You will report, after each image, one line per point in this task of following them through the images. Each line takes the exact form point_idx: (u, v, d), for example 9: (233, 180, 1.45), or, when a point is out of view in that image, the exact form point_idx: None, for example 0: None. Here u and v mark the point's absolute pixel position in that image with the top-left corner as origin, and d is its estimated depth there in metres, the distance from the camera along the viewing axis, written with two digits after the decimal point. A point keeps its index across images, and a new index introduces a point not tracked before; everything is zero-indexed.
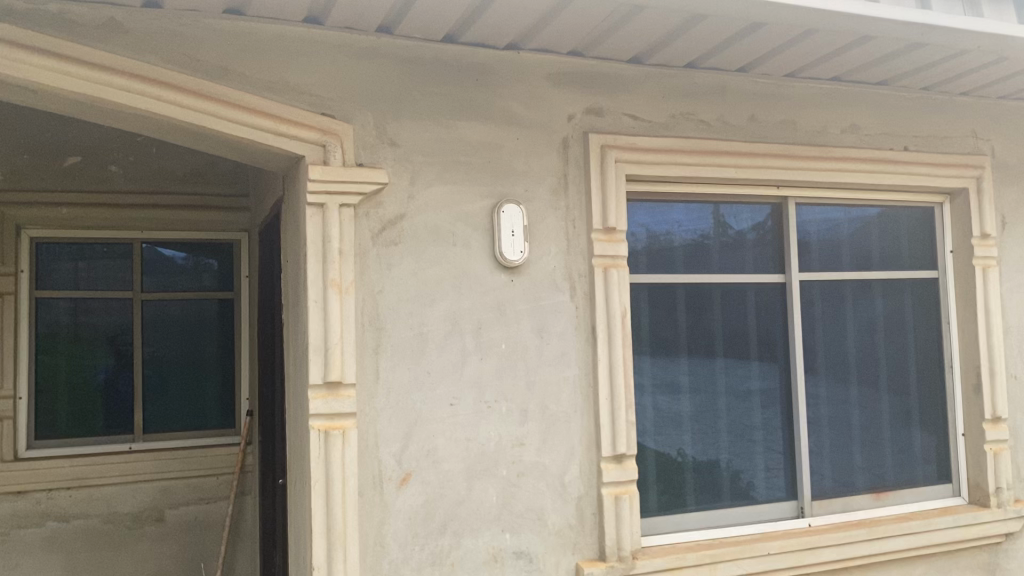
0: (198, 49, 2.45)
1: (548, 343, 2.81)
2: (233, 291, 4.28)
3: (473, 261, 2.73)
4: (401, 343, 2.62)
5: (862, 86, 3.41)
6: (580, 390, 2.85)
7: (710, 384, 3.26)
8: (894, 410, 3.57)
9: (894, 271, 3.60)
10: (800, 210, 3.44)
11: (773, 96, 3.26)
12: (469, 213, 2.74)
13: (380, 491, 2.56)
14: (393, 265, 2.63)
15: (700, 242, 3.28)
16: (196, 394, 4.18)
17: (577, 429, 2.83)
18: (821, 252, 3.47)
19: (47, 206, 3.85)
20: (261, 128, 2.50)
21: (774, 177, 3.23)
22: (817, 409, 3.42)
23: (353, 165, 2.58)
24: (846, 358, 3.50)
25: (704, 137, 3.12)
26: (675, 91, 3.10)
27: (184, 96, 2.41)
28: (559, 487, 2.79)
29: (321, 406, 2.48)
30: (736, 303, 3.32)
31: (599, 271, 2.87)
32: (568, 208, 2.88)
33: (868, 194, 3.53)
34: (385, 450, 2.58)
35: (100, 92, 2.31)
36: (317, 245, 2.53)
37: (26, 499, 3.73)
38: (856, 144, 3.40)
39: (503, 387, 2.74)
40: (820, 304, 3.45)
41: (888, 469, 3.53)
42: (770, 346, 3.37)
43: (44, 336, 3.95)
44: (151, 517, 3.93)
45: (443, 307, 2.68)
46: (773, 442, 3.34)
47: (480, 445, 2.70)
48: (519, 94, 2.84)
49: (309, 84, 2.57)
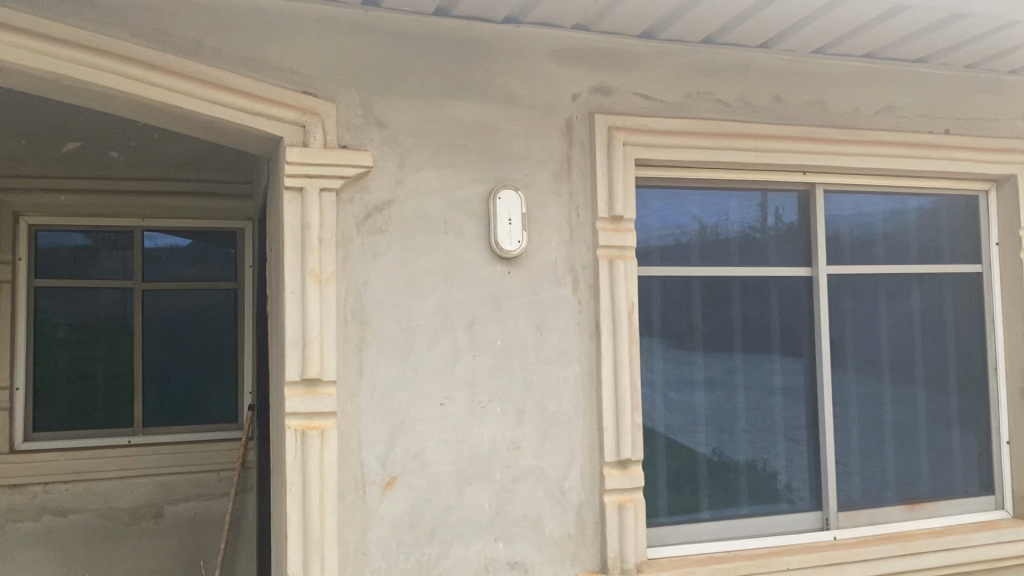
0: (169, 24, 2.30)
1: (547, 340, 2.62)
2: (238, 281, 4.17)
3: (467, 251, 2.55)
4: (387, 338, 2.45)
5: (900, 64, 3.13)
6: (582, 390, 2.65)
7: (728, 380, 3.04)
8: (933, 415, 3.31)
9: (933, 265, 3.33)
10: (829, 199, 3.19)
11: (801, 74, 3.01)
12: (462, 200, 2.56)
13: (362, 495, 2.40)
14: (379, 254, 2.46)
15: (719, 232, 3.05)
16: (199, 386, 4.08)
17: (577, 432, 2.63)
18: (853, 245, 3.21)
19: (45, 193, 3.80)
20: (237, 109, 2.34)
21: (800, 163, 2.99)
22: (845, 405, 3.17)
23: (335, 147, 2.41)
24: (879, 356, 3.24)
25: (723, 119, 2.89)
26: (691, 69, 2.87)
27: (153, 74, 2.26)
28: (558, 494, 2.60)
29: (298, 404, 2.32)
30: (758, 298, 3.08)
31: (604, 263, 2.66)
32: (571, 194, 2.68)
33: (904, 181, 3.26)
34: (368, 452, 2.41)
35: (63, 69, 2.18)
36: (296, 233, 2.38)
37: (22, 493, 3.66)
38: (892, 126, 3.13)
39: (498, 386, 2.56)
40: (851, 299, 3.20)
41: (923, 479, 3.27)
42: (795, 341, 3.13)
43: (44, 327, 3.89)
44: (149, 513, 3.84)
45: (433, 301, 2.50)
46: (797, 444, 3.11)
47: (472, 447, 2.52)
48: (518, 71, 2.65)
49: (289, 60, 2.41)
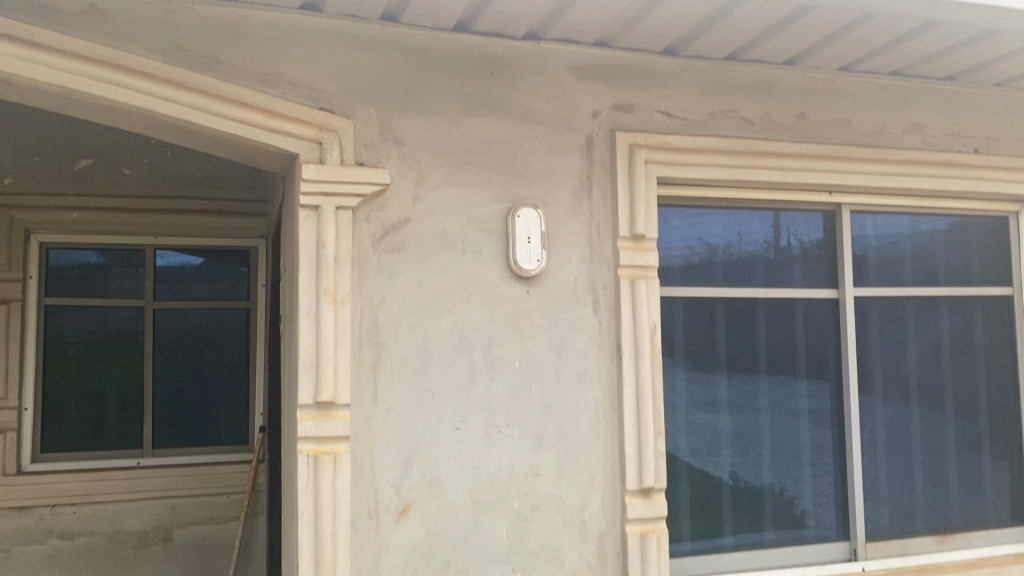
0: (185, 38, 2.26)
1: (567, 362, 2.54)
2: (250, 300, 4.12)
3: (485, 271, 2.48)
4: (402, 359, 2.38)
5: (927, 81, 3.06)
6: (603, 415, 2.57)
7: (752, 402, 2.95)
8: (963, 439, 3.20)
9: (962, 287, 3.24)
10: (855, 219, 3.12)
11: (826, 91, 2.94)
12: (481, 218, 2.49)
13: (375, 523, 2.32)
14: (395, 273, 2.40)
15: (742, 254, 2.98)
16: (210, 407, 4.02)
17: (599, 458, 2.55)
18: (879, 267, 3.13)
19: (57, 210, 3.76)
20: (251, 124, 2.30)
21: (826, 182, 2.92)
22: (873, 431, 3.07)
23: (352, 164, 2.36)
24: (907, 381, 3.14)
25: (748, 137, 2.82)
26: (715, 86, 2.81)
27: (167, 89, 2.22)
28: (577, 523, 2.51)
29: (310, 428, 2.25)
30: (782, 320, 3.00)
31: (626, 283, 2.59)
32: (592, 213, 2.62)
33: (932, 202, 3.18)
34: (383, 478, 2.34)
35: (76, 84, 2.14)
36: (312, 251, 2.32)
37: (29, 515, 3.60)
38: (920, 145, 3.05)
39: (516, 410, 2.48)
40: (879, 322, 3.11)
41: (954, 509, 3.16)
42: (821, 363, 3.04)
43: (54, 346, 3.84)
44: (157, 536, 3.77)
45: (450, 321, 2.44)
46: (823, 470, 3.02)
47: (489, 474, 2.44)
48: (538, 87, 2.59)
49: (306, 76, 2.37)
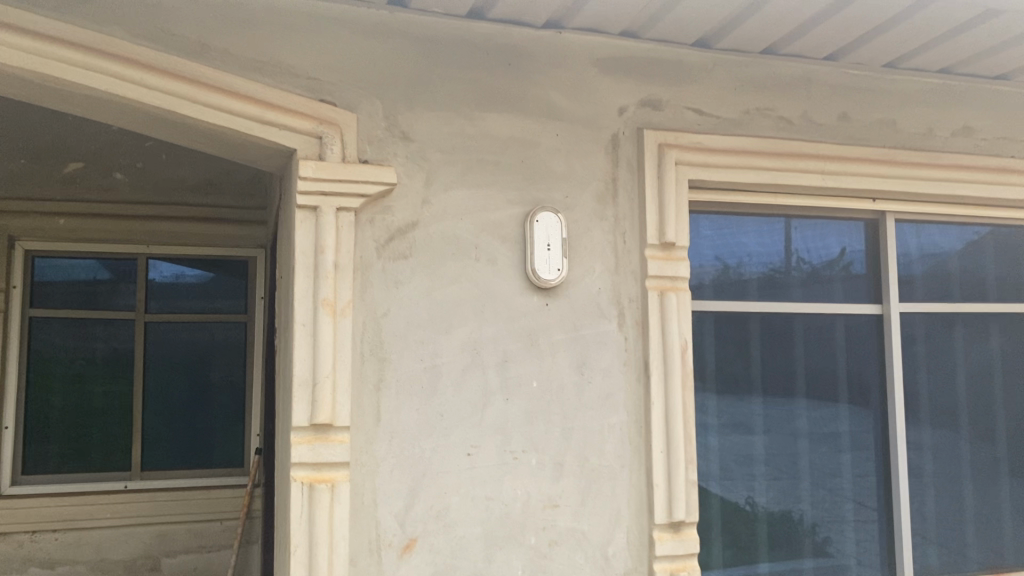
0: (173, 22, 2.05)
1: (589, 381, 2.31)
2: (248, 314, 3.91)
3: (500, 281, 2.26)
4: (408, 378, 2.15)
5: (978, 81, 2.83)
6: (629, 439, 2.33)
7: (789, 427, 2.70)
8: (1016, 467, 2.94)
9: (1015, 303, 3.00)
10: (899, 228, 2.89)
11: (870, 90, 2.72)
12: (495, 222, 2.27)
13: (376, 561, 2.08)
14: (401, 282, 2.17)
15: (779, 266, 2.75)
16: (204, 427, 3.80)
17: (624, 489, 2.31)
18: (925, 281, 2.90)
19: (45, 216, 3.57)
20: (245, 117, 2.08)
21: (870, 188, 2.69)
22: (920, 458, 2.82)
23: (354, 162, 2.14)
24: (956, 405, 2.89)
25: (786, 138, 2.60)
26: (751, 83, 2.58)
27: (152, 77, 2.01)
28: (601, 562, 2.26)
29: (305, 453, 2.02)
30: (821, 339, 2.76)
31: (654, 296, 2.36)
32: (617, 218, 2.39)
33: (981, 211, 2.95)
34: (386, 509, 2.10)
35: (50, 69, 1.93)
36: (309, 257, 2.09)
37: (7, 541, 3.37)
38: (970, 149, 2.82)
39: (532, 434, 2.24)
40: (925, 343, 2.87)
41: (1008, 545, 2.90)
42: (863, 386, 2.80)
43: (39, 362, 3.62)
44: (144, 566, 3.53)
45: (461, 336, 2.21)
46: (866, 502, 2.77)
47: (504, 505, 2.20)
48: (559, 81, 2.38)
49: (306, 65, 2.16)
